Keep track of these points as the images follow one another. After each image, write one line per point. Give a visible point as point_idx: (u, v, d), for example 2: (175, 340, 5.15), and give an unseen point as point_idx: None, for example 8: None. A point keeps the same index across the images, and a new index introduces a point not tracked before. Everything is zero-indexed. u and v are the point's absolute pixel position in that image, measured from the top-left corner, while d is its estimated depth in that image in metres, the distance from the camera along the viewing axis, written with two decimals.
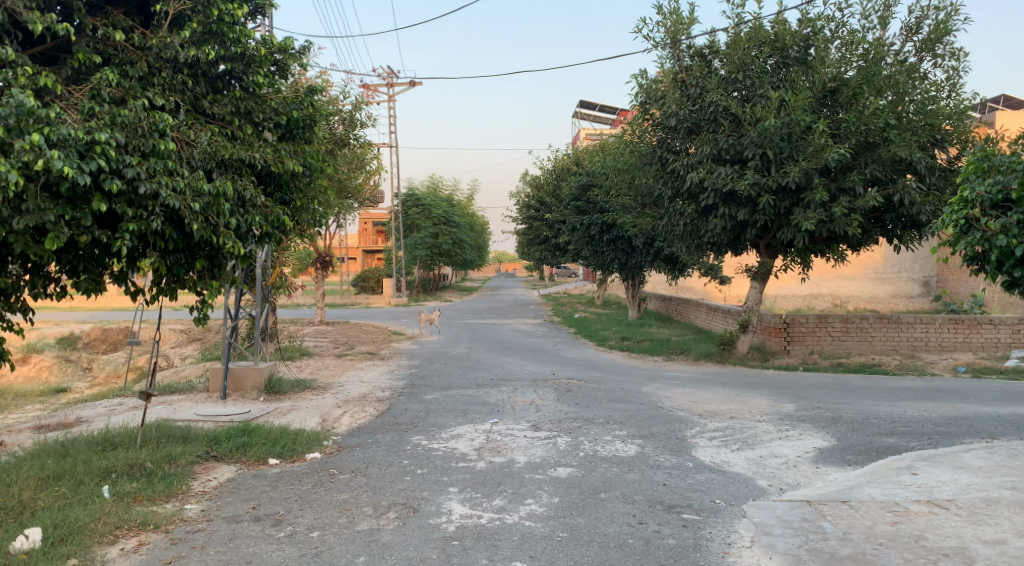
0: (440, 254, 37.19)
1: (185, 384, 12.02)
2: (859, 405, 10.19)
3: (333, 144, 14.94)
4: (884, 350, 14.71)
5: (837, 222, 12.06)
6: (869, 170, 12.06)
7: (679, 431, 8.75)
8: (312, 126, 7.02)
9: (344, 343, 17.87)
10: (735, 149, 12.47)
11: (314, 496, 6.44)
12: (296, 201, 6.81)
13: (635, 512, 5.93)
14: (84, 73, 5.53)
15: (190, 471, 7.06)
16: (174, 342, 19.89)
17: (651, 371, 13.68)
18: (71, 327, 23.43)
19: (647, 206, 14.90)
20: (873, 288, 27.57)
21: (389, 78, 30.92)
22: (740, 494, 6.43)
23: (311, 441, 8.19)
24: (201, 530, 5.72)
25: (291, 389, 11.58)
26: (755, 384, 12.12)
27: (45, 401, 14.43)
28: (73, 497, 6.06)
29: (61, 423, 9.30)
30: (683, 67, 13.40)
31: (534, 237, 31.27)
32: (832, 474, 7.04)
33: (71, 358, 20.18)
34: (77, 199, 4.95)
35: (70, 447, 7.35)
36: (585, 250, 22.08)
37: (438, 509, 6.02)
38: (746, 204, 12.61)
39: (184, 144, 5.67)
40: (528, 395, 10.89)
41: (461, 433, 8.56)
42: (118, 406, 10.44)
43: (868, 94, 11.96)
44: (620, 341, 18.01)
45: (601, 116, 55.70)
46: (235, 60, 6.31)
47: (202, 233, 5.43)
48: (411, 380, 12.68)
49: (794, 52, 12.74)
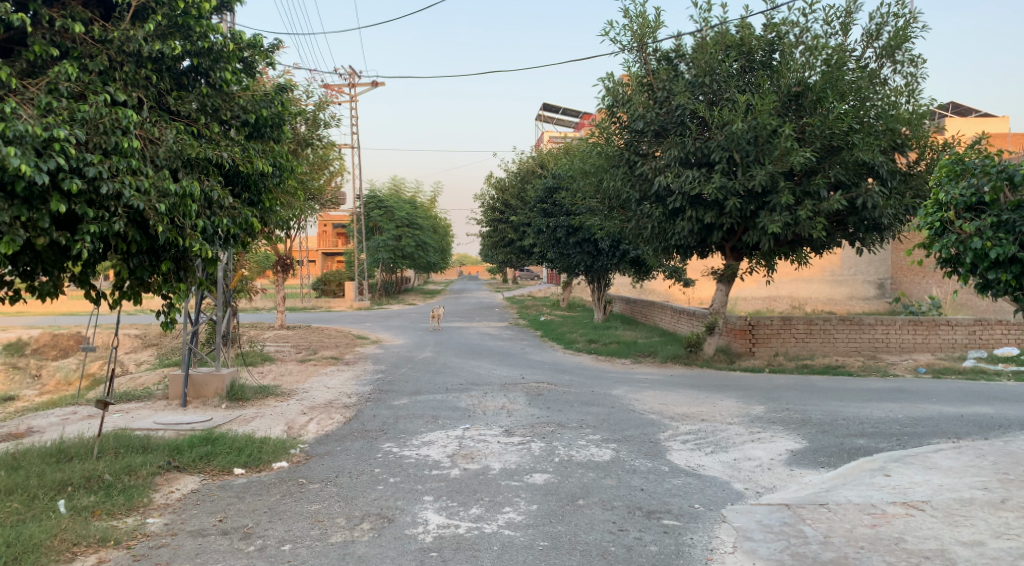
0: (403, 257, 36.83)
1: (143, 391, 11.61)
2: (827, 406, 10.29)
3: (297, 144, 14.65)
4: (847, 351, 14.90)
5: (802, 225, 12.18)
6: (833, 172, 12.25)
7: (653, 434, 8.71)
8: (280, 124, 6.80)
9: (307, 347, 17.52)
10: (703, 152, 12.54)
11: (283, 507, 6.22)
12: (264, 202, 6.58)
13: (614, 519, 5.85)
14: (40, 67, 5.27)
15: (151, 483, 6.77)
16: (129, 348, 19.30)
17: (620, 374, 13.66)
18: (19, 332, 22.59)
19: (614, 208, 14.88)
20: (831, 291, 27.98)
21: (352, 78, 30.45)
22: (719, 498, 6.40)
23: (277, 449, 7.95)
24: (165, 545, 5.47)
25: (254, 395, 11.27)
26: (723, 386, 12.18)
27: None
28: (26, 513, 5.75)
29: (11, 433, 8.87)
30: (650, 70, 13.44)
31: (499, 240, 31.14)
32: (806, 476, 7.06)
33: (20, 365, 19.43)
34: (33, 199, 4.68)
35: (22, 460, 7.00)
36: (551, 253, 22.05)
37: (414, 519, 5.87)
38: (713, 207, 12.67)
39: (148, 142, 5.44)
40: (498, 400, 10.76)
41: (433, 439, 8.40)
42: (72, 415, 10.01)
43: (832, 99, 12.10)
44: (587, 344, 17.97)
45: (564, 117, 55.79)
46: (201, 55, 6.07)
47: (168, 235, 5.19)
48: (378, 385, 12.44)
49: (760, 56, 12.86)
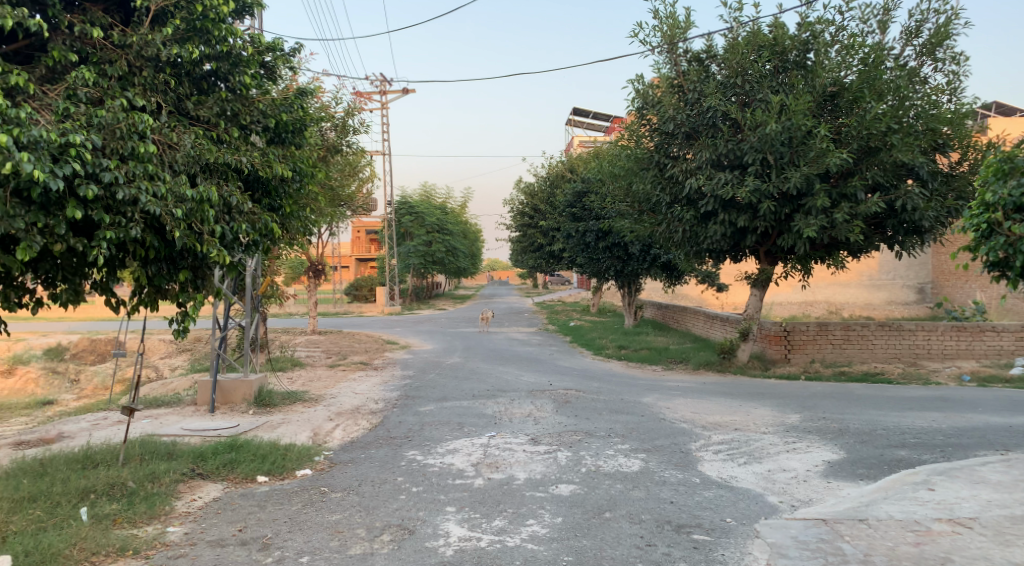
0: (433, 262, 36.86)
1: (173, 397, 11.68)
2: (866, 415, 9.93)
3: (326, 150, 14.66)
4: (886, 358, 14.45)
5: (838, 228, 11.83)
6: (871, 174, 11.88)
7: (684, 444, 8.46)
8: (301, 130, 6.73)
9: (337, 352, 17.55)
10: (735, 154, 12.25)
11: (304, 517, 6.12)
12: (285, 208, 6.52)
13: (642, 533, 5.63)
14: (60, 72, 5.27)
15: (174, 490, 6.73)
16: (163, 353, 19.53)
17: (651, 381, 13.41)
18: (59, 338, 23.03)
19: (645, 212, 14.63)
20: (869, 295, 27.39)
21: (383, 85, 30.56)
22: (752, 512, 6.15)
23: (302, 456, 7.88)
24: (183, 555, 5.40)
25: (282, 401, 11.24)
26: (757, 393, 11.87)
27: (30, 414, 14.06)
28: (48, 521, 5.72)
29: (42, 439, 8.94)
30: (680, 72, 13.19)
31: (528, 245, 30.94)
32: (845, 489, 6.76)
33: (58, 369, 19.79)
34: (50, 205, 4.65)
35: (49, 466, 7.01)
36: (580, 257, 21.81)
37: (435, 531, 5.72)
38: (746, 210, 12.37)
39: (167, 147, 5.41)
40: (525, 407, 10.59)
41: (458, 447, 8.26)
42: (102, 420, 10.09)
43: (870, 98, 11.75)
44: (617, 350, 17.72)
45: (595, 121, 55.50)
46: (220, 59, 6.02)
47: (185, 241, 5.14)
48: (405, 390, 12.35)
49: (793, 56, 12.53)
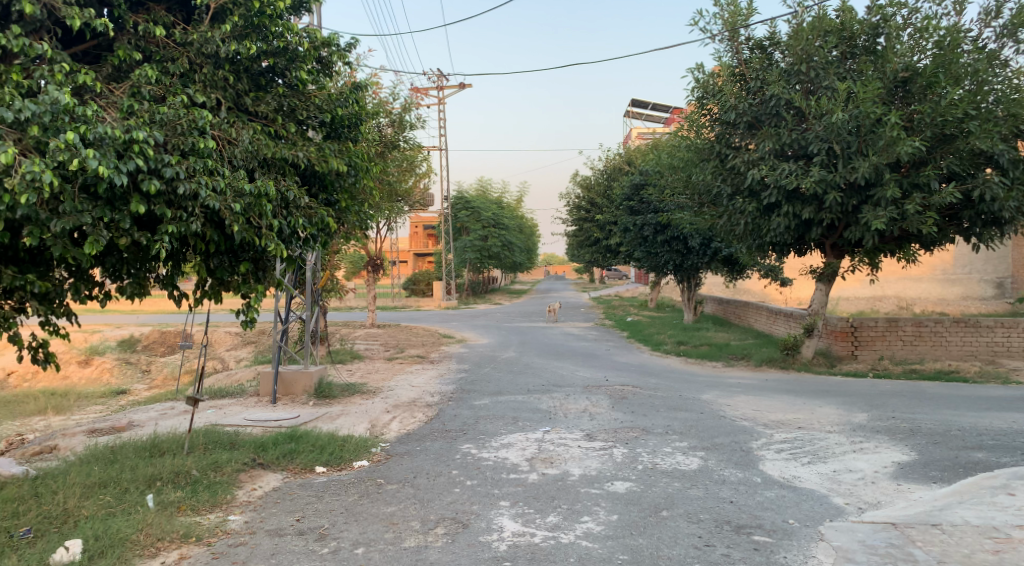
0: (489, 257, 36.95)
1: (236, 387, 12.00)
2: (939, 415, 9.49)
3: (384, 146, 14.79)
4: (962, 355, 13.78)
5: (910, 220, 11.33)
6: (945, 163, 11.33)
7: (745, 442, 8.24)
8: (357, 125, 6.79)
9: (395, 346, 17.74)
10: (800, 144, 11.89)
11: (360, 508, 6.17)
12: (341, 202, 6.59)
13: (701, 533, 5.49)
14: (125, 71, 5.42)
15: (236, 480, 6.88)
16: (228, 345, 20.10)
17: (711, 378, 13.13)
18: (132, 329, 23.96)
19: (705, 205, 14.29)
20: (942, 290, 26.26)
21: (439, 81, 30.79)
22: (816, 514, 5.93)
23: (359, 448, 7.96)
24: (243, 543, 5.50)
25: (341, 393, 11.41)
26: (822, 391, 11.48)
27: (105, 403, 14.63)
28: (117, 506, 5.91)
29: (113, 427, 9.28)
30: (742, 60, 12.84)
31: (585, 239, 30.70)
32: (916, 492, 6.46)
33: (132, 360, 20.58)
34: (116, 200, 4.78)
35: (119, 454, 7.25)
36: (638, 252, 21.53)
37: (489, 525, 5.69)
38: (811, 202, 11.97)
39: (226, 143, 5.52)
40: (581, 402, 10.48)
41: (513, 442, 8.22)
42: (170, 410, 10.42)
43: (945, 84, 11.19)
44: (676, 346, 17.41)
45: (654, 113, 54.79)
46: (278, 55, 6.10)
47: (244, 235, 5.21)
48: (461, 384, 12.39)
49: (862, 41, 12.07)
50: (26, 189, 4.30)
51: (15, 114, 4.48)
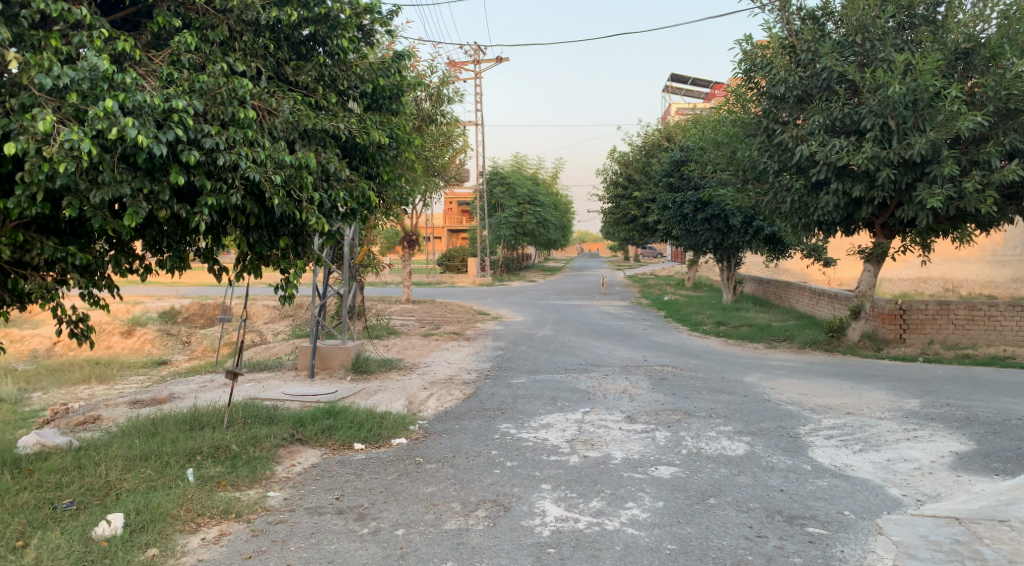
0: (524, 234, 36.68)
1: (275, 361, 12.04)
2: (997, 403, 9.11)
3: (421, 119, 14.60)
4: (1017, 341, 13.23)
5: (968, 199, 10.81)
6: (1008, 140, 10.75)
7: (792, 428, 7.97)
8: (398, 95, 6.62)
9: (430, 322, 17.67)
10: (852, 119, 11.40)
11: (399, 488, 6.08)
12: (382, 175, 6.43)
13: (751, 523, 5.28)
14: (165, 38, 5.31)
15: (275, 455, 6.84)
16: (266, 318, 20.28)
17: (753, 360, 12.83)
18: (173, 301, 24.33)
19: (749, 181, 13.86)
20: (991, 272, 25.27)
21: (476, 55, 30.41)
22: (872, 505, 5.68)
23: (397, 425, 7.88)
24: (283, 521, 5.44)
25: (378, 368, 11.36)
26: (871, 376, 11.12)
27: (147, 373, 14.83)
28: (158, 480, 5.89)
29: (154, 398, 9.35)
30: (793, 31, 12.33)
31: (621, 217, 30.12)
32: (977, 484, 6.17)
33: (173, 331, 20.90)
34: (155, 171, 4.67)
35: (160, 426, 7.25)
36: (676, 230, 21.10)
37: (531, 509, 5.55)
38: (862, 179, 11.50)
39: (267, 113, 5.41)
40: (620, 383, 10.29)
41: (552, 422, 8.07)
42: (209, 382, 10.48)
43: (1010, 55, 10.57)
44: (716, 326, 17.06)
45: (695, 87, 53.71)
46: (319, 22, 5.91)
47: (284, 208, 5.07)
48: (498, 361, 12.27)
49: (922, 10, 11.49)
50: (65, 157, 4.20)
51: (53, 80, 4.38)
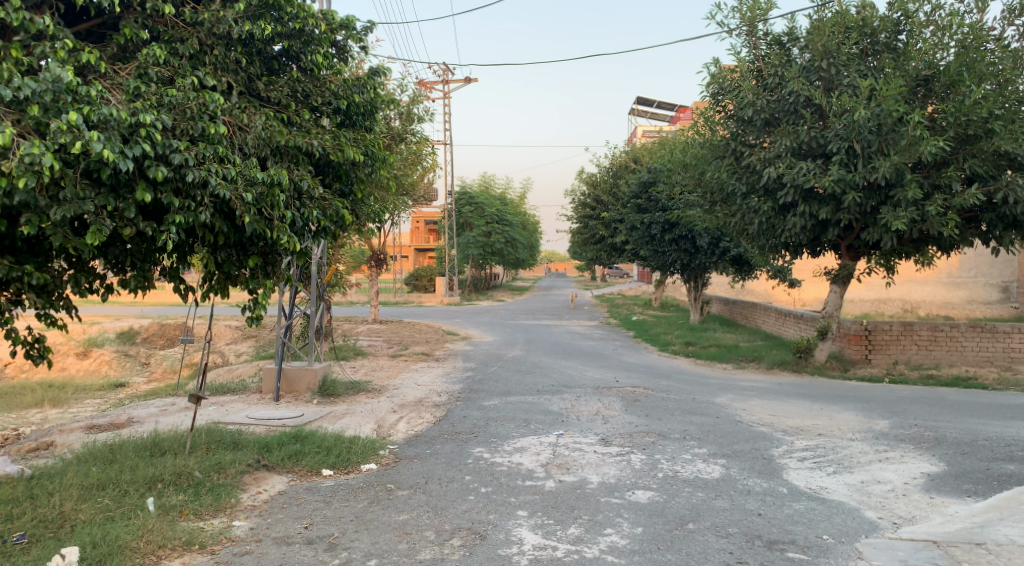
0: (492, 254, 36.65)
1: (238, 384, 11.72)
2: (963, 424, 9.21)
3: (390, 138, 14.49)
4: (978, 361, 13.46)
5: (930, 221, 10.97)
6: (968, 165, 10.97)
7: (766, 450, 7.96)
8: (372, 112, 6.54)
9: (398, 343, 17.41)
10: (818, 143, 11.56)
11: (371, 516, 5.89)
12: (355, 193, 6.33)
13: (732, 549, 5.21)
14: (131, 51, 5.14)
15: (240, 482, 6.59)
16: (228, 339, 19.82)
17: (723, 381, 12.85)
18: (132, 321, 23.67)
19: (716, 203, 13.95)
20: (947, 294, 25.95)
21: (445, 75, 30.48)
22: (850, 528, 5.66)
23: (366, 450, 7.68)
24: (249, 552, 5.22)
25: (346, 391, 11.10)
26: (840, 396, 11.18)
27: (104, 396, 14.35)
28: (116, 510, 5.61)
29: (112, 423, 8.99)
30: (759, 56, 12.56)
31: (590, 237, 30.27)
32: (950, 506, 6.19)
33: (131, 352, 20.33)
34: (120, 187, 4.49)
35: (118, 453, 6.95)
36: (645, 250, 21.18)
37: (508, 537, 5.41)
38: (829, 202, 11.64)
39: (238, 129, 5.27)
40: (592, 404, 10.21)
41: (526, 446, 7.94)
42: (170, 406, 10.14)
43: (969, 82, 10.81)
44: (685, 347, 17.08)
45: (660, 109, 54.44)
46: (292, 37, 5.84)
47: (255, 226, 4.92)
48: (468, 383, 12.11)
49: (883, 38, 11.77)
50: (24, 172, 4.01)
51: (14, 92, 4.18)
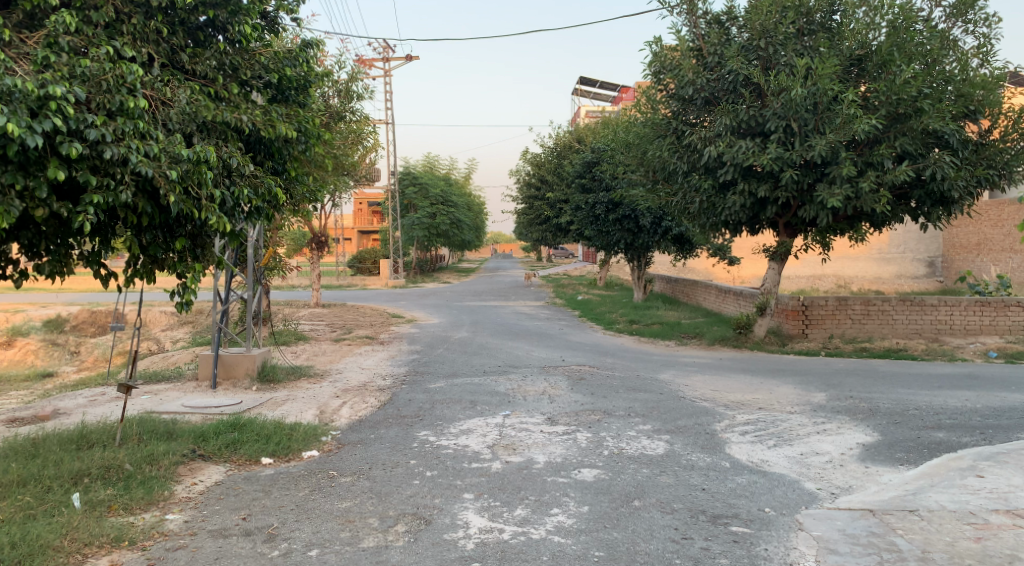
0: (438, 235, 36.32)
1: (173, 371, 11.31)
2: (895, 394, 9.51)
3: (328, 117, 14.08)
4: (908, 333, 13.94)
5: (864, 199, 11.20)
6: (899, 142, 11.20)
7: (708, 425, 8.05)
8: (305, 87, 6.33)
9: (341, 326, 17.08)
10: (757, 121, 11.66)
11: (312, 504, 5.72)
12: (288, 170, 6.14)
13: (677, 524, 5.25)
14: (39, 18, 4.80)
15: (174, 474, 6.33)
16: (164, 326, 19.16)
17: (666, 357, 13.00)
18: (60, 309, 22.67)
19: (658, 182, 13.99)
20: (878, 269, 26.73)
21: (385, 52, 29.86)
22: (790, 500, 5.76)
23: (308, 437, 7.48)
24: (183, 547, 5.01)
25: (286, 377, 10.81)
26: (778, 370, 11.43)
27: (29, 387, 13.68)
28: (37, 508, 5.31)
29: (36, 415, 8.55)
30: (699, 35, 12.60)
31: (535, 217, 30.26)
32: (884, 475, 6.36)
33: (59, 341, 19.48)
34: (30, 164, 4.19)
35: (41, 447, 6.59)
36: (590, 230, 21.20)
37: (453, 521, 5.32)
38: (767, 179, 11.80)
39: (160, 103, 4.98)
40: (539, 384, 10.19)
41: (472, 428, 7.85)
42: (100, 396, 9.71)
43: (899, 62, 11.09)
44: (629, 325, 17.22)
45: (603, 90, 54.53)
46: (217, 7, 5.51)
47: (182, 206, 4.67)
48: (413, 366, 11.95)
49: (818, 17, 11.85)
50: None
51: None
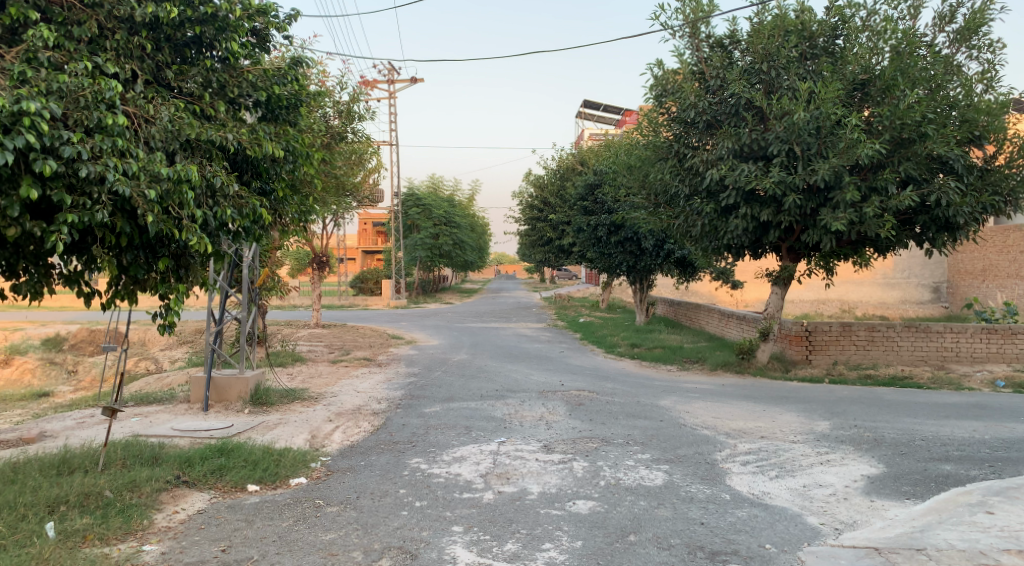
0: (440, 255, 36.21)
1: (166, 393, 11.12)
2: (901, 423, 9.27)
3: (328, 137, 14.01)
4: (913, 360, 13.70)
5: (868, 223, 11.03)
6: (903, 167, 11.03)
7: (709, 454, 7.83)
8: (296, 105, 6.22)
9: (339, 348, 16.88)
10: (759, 145, 11.51)
11: (295, 536, 5.52)
12: (276, 190, 6.02)
13: (672, 562, 5.03)
14: (20, 34, 4.72)
15: (155, 502, 6.13)
16: (162, 345, 18.97)
17: (667, 382, 12.77)
18: (58, 327, 22.47)
19: (660, 205, 13.85)
20: (883, 294, 26.51)
21: (390, 74, 30.05)
22: (793, 536, 5.54)
23: (296, 463, 7.27)
24: None
25: (279, 399, 10.61)
26: (781, 397, 11.20)
27: (22, 407, 13.48)
28: (8, 538, 5.12)
29: (21, 438, 8.36)
30: (702, 58, 12.46)
31: (537, 239, 30.14)
32: (891, 510, 6.13)
33: (57, 360, 19.27)
34: (2, 182, 4.07)
35: (20, 472, 6.40)
36: (592, 252, 21.06)
37: (440, 556, 5.12)
38: (770, 204, 11.62)
39: (143, 120, 4.88)
40: (536, 409, 9.97)
41: (466, 455, 7.64)
42: (88, 418, 9.52)
43: (903, 86, 10.98)
44: (630, 348, 17.00)
45: (607, 112, 54.66)
46: (205, 23, 5.42)
47: (161, 226, 4.52)
48: (409, 389, 11.75)
49: (822, 41, 11.76)
50: None
51: None
